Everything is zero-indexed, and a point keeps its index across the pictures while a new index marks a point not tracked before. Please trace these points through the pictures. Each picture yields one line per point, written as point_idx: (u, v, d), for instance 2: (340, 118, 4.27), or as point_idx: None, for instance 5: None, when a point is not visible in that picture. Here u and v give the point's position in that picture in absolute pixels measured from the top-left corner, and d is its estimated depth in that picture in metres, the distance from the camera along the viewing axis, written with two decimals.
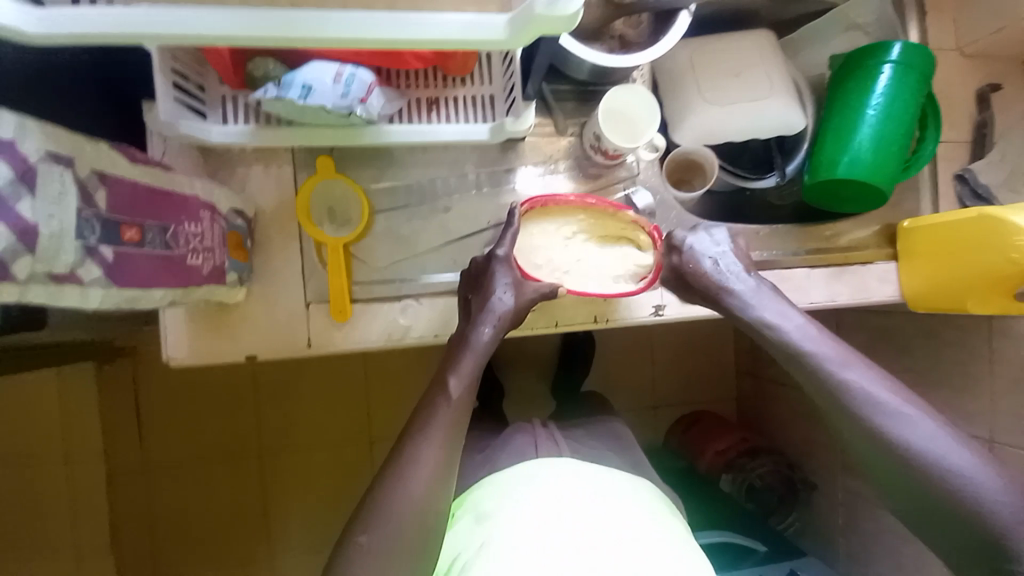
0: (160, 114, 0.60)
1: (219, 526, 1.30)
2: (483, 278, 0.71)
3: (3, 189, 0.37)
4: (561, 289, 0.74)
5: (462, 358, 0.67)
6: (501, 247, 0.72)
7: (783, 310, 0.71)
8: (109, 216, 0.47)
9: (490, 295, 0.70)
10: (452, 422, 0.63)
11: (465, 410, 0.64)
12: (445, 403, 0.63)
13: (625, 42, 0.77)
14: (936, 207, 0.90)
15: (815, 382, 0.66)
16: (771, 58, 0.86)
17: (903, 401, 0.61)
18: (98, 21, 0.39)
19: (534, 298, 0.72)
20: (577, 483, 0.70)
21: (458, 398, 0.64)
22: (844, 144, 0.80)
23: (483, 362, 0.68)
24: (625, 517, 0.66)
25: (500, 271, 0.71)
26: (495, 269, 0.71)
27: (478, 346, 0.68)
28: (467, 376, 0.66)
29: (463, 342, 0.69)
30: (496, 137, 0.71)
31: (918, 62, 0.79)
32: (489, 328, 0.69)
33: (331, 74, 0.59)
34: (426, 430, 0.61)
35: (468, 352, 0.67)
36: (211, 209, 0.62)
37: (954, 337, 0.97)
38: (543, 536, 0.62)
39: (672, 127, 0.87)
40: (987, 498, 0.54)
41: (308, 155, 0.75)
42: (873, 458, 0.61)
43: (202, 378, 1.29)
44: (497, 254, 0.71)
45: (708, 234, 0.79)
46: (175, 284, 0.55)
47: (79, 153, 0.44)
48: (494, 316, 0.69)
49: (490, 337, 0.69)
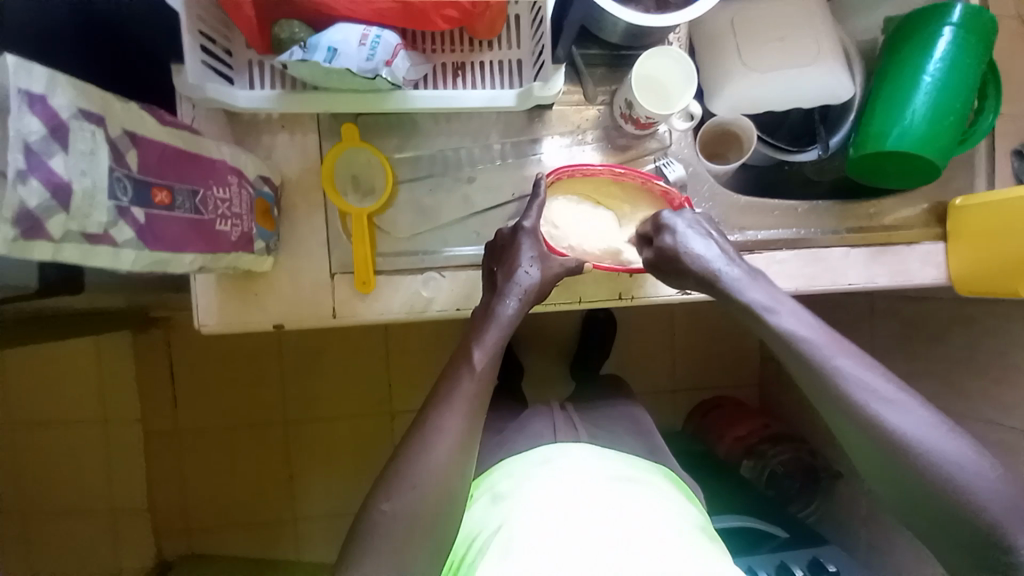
0: (187, 76, 0.58)
1: (246, 489, 1.36)
2: (507, 253, 0.70)
3: (36, 143, 0.37)
4: (587, 264, 0.73)
5: (488, 330, 0.66)
6: (527, 219, 0.70)
7: (771, 294, 0.67)
8: (140, 177, 0.47)
9: (515, 268, 0.68)
10: (475, 395, 0.62)
11: (488, 382, 0.64)
12: (470, 374, 0.63)
13: (662, 3, 0.73)
14: (989, 186, 0.84)
15: (808, 368, 0.61)
16: (818, 20, 0.80)
17: (893, 389, 0.58)
18: None
19: (560, 272, 0.71)
20: (578, 468, 0.70)
21: (482, 371, 0.64)
22: (896, 114, 0.74)
23: (508, 334, 0.67)
24: (628, 498, 0.66)
25: (526, 244, 0.69)
26: (521, 241, 0.69)
27: (503, 319, 0.67)
28: (491, 348, 0.66)
29: (487, 314, 0.68)
30: (523, 104, 0.68)
31: (982, 25, 0.73)
32: (515, 300, 0.68)
33: (357, 36, 0.58)
34: (449, 401, 0.61)
35: (493, 325, 0.67)
36: (239, 174, 0.62)
37: (998, 325, 0.93)
38: (534, 519, 0.62)
39: (707, 96, 0.83)
40: (977, 488, 0.52)
41: (333, 122, 0.74)
42: (860, 451, 0.58)
43: (232, 347, 1.33)
44: (523, 226, 0.70)
45: (704, 215, 0.73)
46: (204, 249, 0.55)
47: (109, 112, 0.44)
48: (521, 289, 0.68)
49: (515, 311, 0.68)
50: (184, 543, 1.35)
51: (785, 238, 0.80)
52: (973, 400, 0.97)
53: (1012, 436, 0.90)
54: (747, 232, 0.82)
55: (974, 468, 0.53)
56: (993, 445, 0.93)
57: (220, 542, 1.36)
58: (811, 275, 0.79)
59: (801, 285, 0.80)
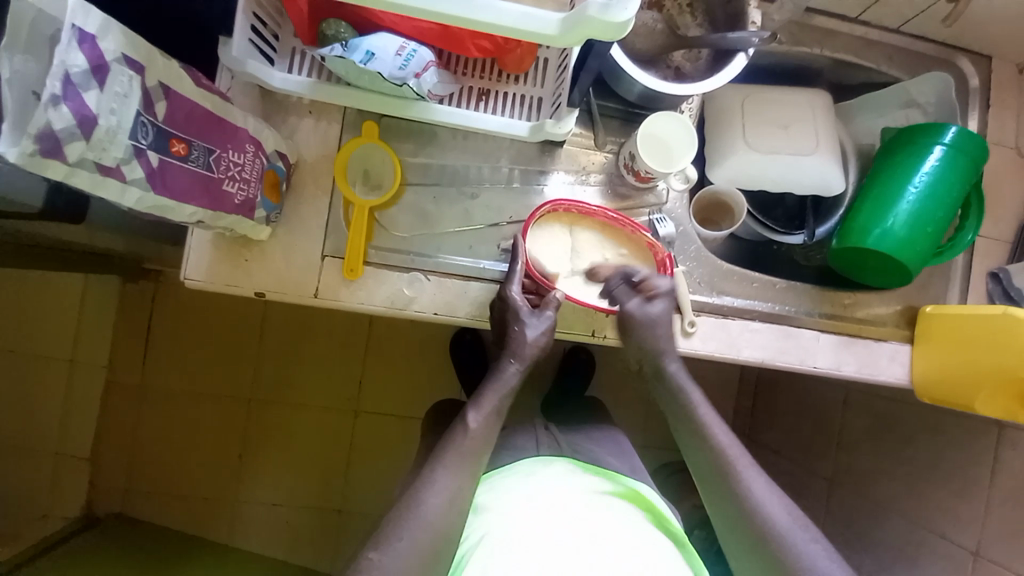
0: (233, 49, 0.63)
1: (196, 460, 1.33)
2: (510, 325, 0.73)
3: (76, 76, 0.41)
4: (560, 294, 0.74)
5: (485, 394, 0.71)
6: (511, 287, 0.74)
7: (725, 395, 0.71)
8: (163, 127, 0.50)
9: (523, 340, 0.72)
10: (473, 454, 0.66)
11: (485, 439, 0.67)
12: (465, 433, 0.67)
13: (681, 72, 0.81)
14: (964, 300, 0.88)
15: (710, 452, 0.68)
16: (822, 116, 0.86)
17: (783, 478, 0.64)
18: None
19: (552, 325, 0.74)
20: (559, 487, 0.69)
21: (476, 431, 0.67)
22: (880, 217, 0.79)
23: (509, 395, 0.72)
24: (602, 519, 0.65)
25: (516, 310, 0.73)
26: (520, 313, 0.72)
27: (504, 382, 0.72)
28: (489, 412, 0.69)
29: (491, 380, 0.72)
30: (534, 136, 0.73)
31: (970, 148, 0.78)
32: (519, 363, 0.73)
33: (395, 46, 0.63)
34: (448, 459, 0.64)
35: (494, 389, 0.71)
36: (257, 145, 0.65)
37: (959, 439, 0.94)
38: (517, 541, 0.61)
39: (709, 164, 0.87)
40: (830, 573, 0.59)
41: (357, 118, 0.78)
42: (735, 528, 0.64)
43: (216, 314, 1.35)
44: (510, 292, 0.73)
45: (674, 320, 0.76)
46: (207, 205, 0.58)
47: (150, 64, 0.48)
48: (520, 351, 0.73)
49: (516, 371, 0.72)
50: (118, 501, 1.32)
51: (759, 309, 0.83)
52: (928, 510, 0.97)
53: (959, 553, 0.91)
54: (725, 296, 0.84)
55: (833, 565, 0.60)
56: (942, 560, 0.93)
57: (154, 511, 1.32)
58: (780, 350, 0.82)
59: (768, 358, 0.82)
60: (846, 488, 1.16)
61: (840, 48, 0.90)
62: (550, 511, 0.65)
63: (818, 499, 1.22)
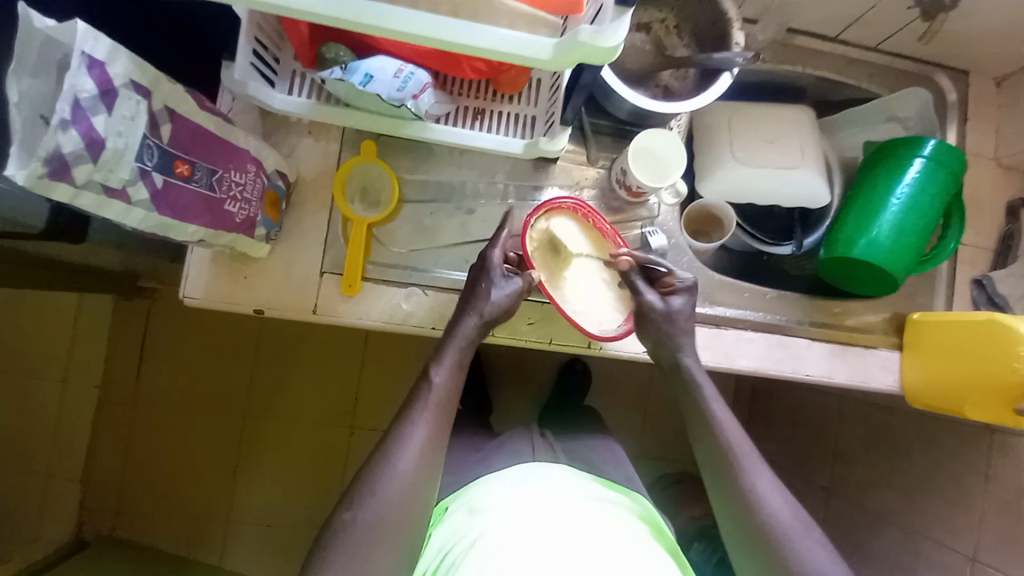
0: (234, 72, 0.65)
1: (189, 477, 1.32)
2: (479, 280, 0.72)
3: (85, 100, 0.43)
4: (535, 277, 0.72)
5: (446, 348, 0.70)
6: (493, 249, 0.73)
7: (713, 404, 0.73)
8: (167, 148, 0.52)
9: (486, 297, 0.71)
10: (439, 406, 0.66)
11: (448, 401, 0.67)
12: (428, 387, 0.67)
13: (669, 91, 0.84)
14: (951, 306, 0.90)
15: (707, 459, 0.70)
16: (806, 131, 0.89)
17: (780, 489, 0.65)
18: None
19: (523, 289, 0.72)
20: (555, 494, 0.69)
21: (439, 384, 0.67)
22: (864, 227, 0.81)
23: (465, 352, 0.70)
24: (598, 524, 0.66)
25: (493, 273, 0.72)
26: (492, 274, 0.72)
27: (460, 338, 0.70)
28: (449, 367, 0.69)
29: (450, 331, 0.71)
30: (529, 153, 0.75)
31: (950, 161, 0.80)
32: (477, 317, 0.71)
33: (393, 68, 0.65)
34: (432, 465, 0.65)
35: (452, 343, 0.70)
36: (258, 165, 0.67)
37: (952, 445, 0.95)
38: (512, 543, 0.61)
39: (699, 178, 0.89)
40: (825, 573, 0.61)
41: (356, 136, 0.80)
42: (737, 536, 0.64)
43: (213, 329, 1.35)
44: (490, 254, 0.73)
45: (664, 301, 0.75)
46: (209, 223, 0.59)
47: (157, 89, 0.50)
48: (483, 310, 0.71)
49: (473, 328, 0.70)
50: (109, 521, 1.29)
51: (752, 318, 0.84)
52: (924, 516, 0.98)
53: (955, 559, 0.91)
54: (718, 306, 0.86)
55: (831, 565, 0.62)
56: (939, 567, 0.94)
57: (146, 529, 1.30)
58: (772, 358, 0.83)
59: (762, 366, 0.83)
60: (843, 496, 1.16)
61: (823, 67, 0.93)
62: (546, 516, 0.65)
63: (816, 508, 1.23)
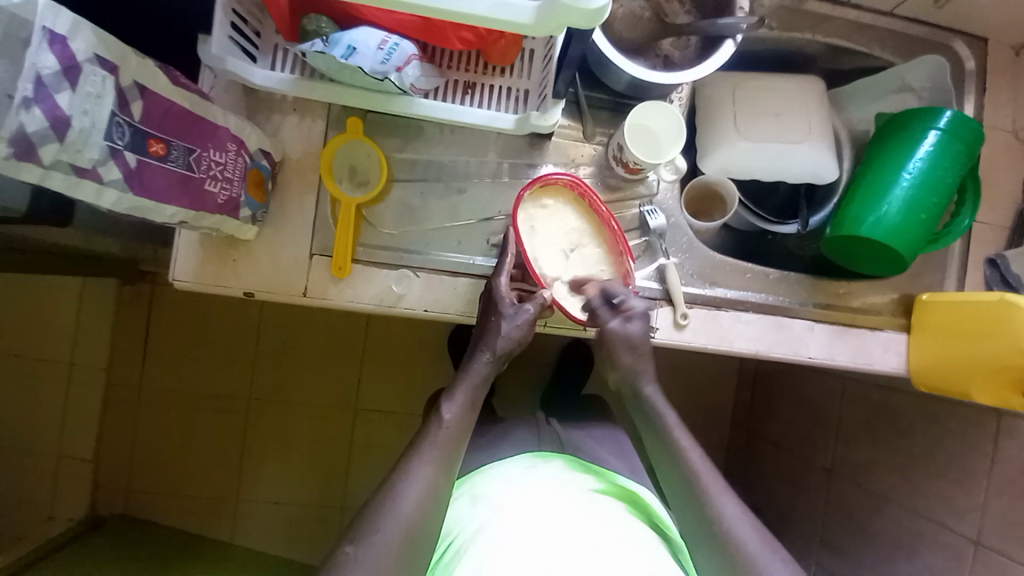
0: (212, 47, 0.62)
1: (197, 461, 1.34)
2: (489, 314, 0.71)
3: (47, 77, 0.41)
4: (510, 254, 0.72)
5: (459, 385, 0.70)
6: (500, 278, 0.72)
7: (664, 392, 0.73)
8: (140, 126, 0.50)
9: (498, 330, 0.70)
10: (447, 444, 0.65)
11: (460, 436, 0.67)
12: (438, 424, 0.66)
13: (669, 61, 0.80)
14: (961, 286, 0.87)
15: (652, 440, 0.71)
16: (814, 102, 0.85)
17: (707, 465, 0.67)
18: None
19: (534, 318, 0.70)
20: (556, 486, 0.69)
21: (450, 422, 0.66)
22: (872, 203, 0.77)
23: (479, 389, 0.70)
24: (599, 518, 0.65)
25: (504, 305, 0.70)
26: (501, 304, 0.71)
27: (476, 374, 0.70)
28: (461, 403, 0.68)
29: (464, 368, 0.71)
30: (520, 129, 0.72)
31: (965, 133, 0.76)
32: (490, 355, 0.70)
33: (377, 40, 0.62)
34: (423, 449, 0.64)
35: (465, 380, 0.70)
36: (238, 143, 0.65)
37: (959, 428, 0.93)
38: (516, 539, 0.61)
39: (700, 154, 0.86)
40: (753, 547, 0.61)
41: (342, 114, 0.77)
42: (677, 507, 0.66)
43: (216, 316, 1.35)
44: (497, 284, 0.72)
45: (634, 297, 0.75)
46: (188, 206, 0.57)
47: (124, 64, 0.48)
48: (498, 346, 0.70)
49: (487, 365, 0.70)
50: (122, 501, 1.33)
51: (753, 300, 0.82)
52: (927, 498, 0.97)
53: (959, 541, 0.90)
54: (717, 288, 0.83)
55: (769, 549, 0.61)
56: (942, 548, 0.93)
57: (158, 510, 1.34)
58: (772, 341, 0.81)
59: (762, 349, 0.81)
60: (845, 478, 1.15)
61: (834, 35, 0.88)
62: (549, 510, 0.64)
63: (816, 490, 1.22)
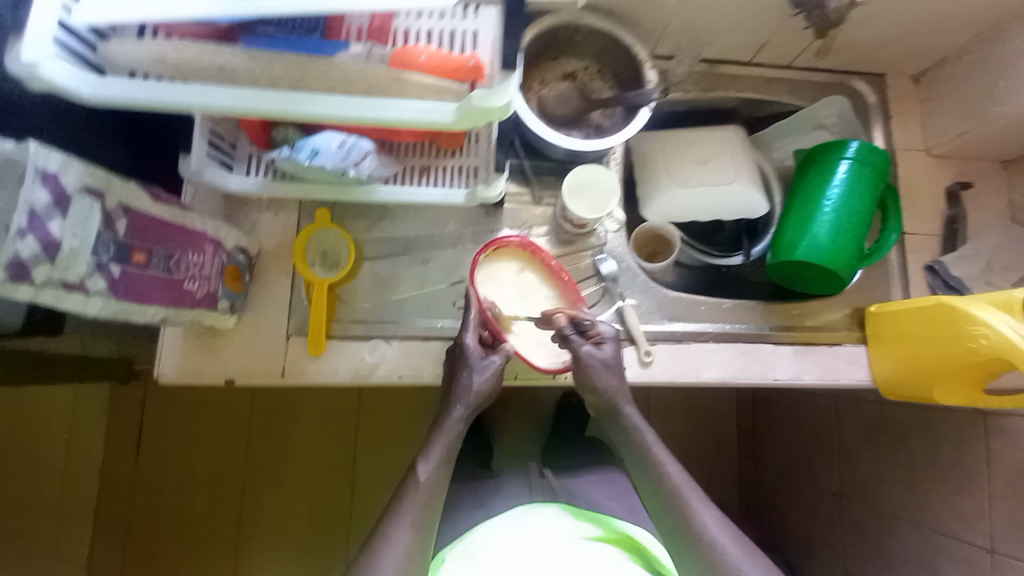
0: (190, 163, 0.71)
1: (189, 553, 1.30)
2: (459, 368, 0.74)
3: (40, 210, 0.47)
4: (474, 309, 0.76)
5: (433, 442, 0.70)
6: (466, 334, 0.75)
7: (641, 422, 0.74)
8: (123, 240, 0.57)
9: (468, 384, 0.73)
10: (423, 503, 0.66)
11: (437, 492, 0.68)
12: (414, 486, 0.67)
13: (601, 129, 0.91)
14: (909, 294, 0.91)
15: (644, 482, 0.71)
16: (736, 147, 0.94)
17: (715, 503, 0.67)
18: (131, 90, 0.49)
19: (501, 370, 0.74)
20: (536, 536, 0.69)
21: (426, 482, 0.67)
22: (804, 228, 0.84)
23: (453, 444, 0.71)
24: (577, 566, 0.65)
25: (473, 360, 0.73)
26: (470, 358, 0.74)
27: (450, 429, 0.71)
28: (437, 462, 0.69)
29: (438, 425, 0.72)
30: (471, 201, 0.81)
31: (874, 159, 0.84)
32: (463, 409, 0.72)
33: (337, 141, 0.71)
34: (400, 512, 0.65)
35: (439, 437, 0.71)
36: (216, 244, 0.72)
37: (950, 432, 0.92)
38: None
39: (642, 204, 0.94)
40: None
41: (312, 206, 0.86)
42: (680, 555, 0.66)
43: (208, 405, 1.36)
44: (464, 341, 0.74)
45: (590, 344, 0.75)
46: (169, 303, 0.63)
47: (110, 189, 0.55)
48: (469, 398, 0.73)
49: (460, 417, 0.72)
50: None
51: (712, 329, 0.85)
52: (935, 510, 0.94)
53: (975, 553, 0.87)
54: (677, 322, 0.87)
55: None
56: (960, 562, 0.89)
57: None
58: (739, 367, 0.84)
59: (729, 376, 0.84)
60: (855, 500, 1.12)
61: (746, 89, 1.00)
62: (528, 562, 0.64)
63: (832, 517, 1.18)
